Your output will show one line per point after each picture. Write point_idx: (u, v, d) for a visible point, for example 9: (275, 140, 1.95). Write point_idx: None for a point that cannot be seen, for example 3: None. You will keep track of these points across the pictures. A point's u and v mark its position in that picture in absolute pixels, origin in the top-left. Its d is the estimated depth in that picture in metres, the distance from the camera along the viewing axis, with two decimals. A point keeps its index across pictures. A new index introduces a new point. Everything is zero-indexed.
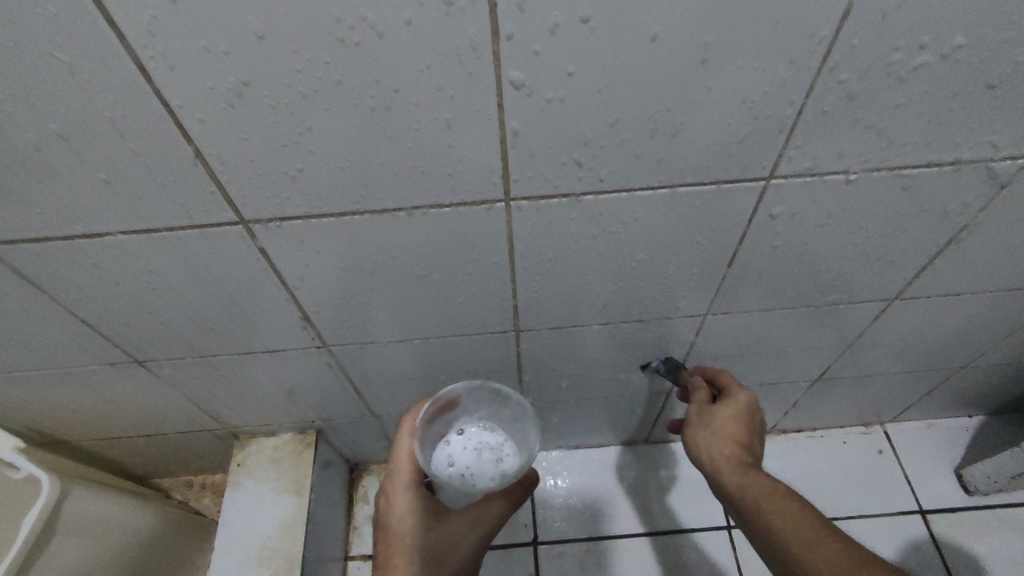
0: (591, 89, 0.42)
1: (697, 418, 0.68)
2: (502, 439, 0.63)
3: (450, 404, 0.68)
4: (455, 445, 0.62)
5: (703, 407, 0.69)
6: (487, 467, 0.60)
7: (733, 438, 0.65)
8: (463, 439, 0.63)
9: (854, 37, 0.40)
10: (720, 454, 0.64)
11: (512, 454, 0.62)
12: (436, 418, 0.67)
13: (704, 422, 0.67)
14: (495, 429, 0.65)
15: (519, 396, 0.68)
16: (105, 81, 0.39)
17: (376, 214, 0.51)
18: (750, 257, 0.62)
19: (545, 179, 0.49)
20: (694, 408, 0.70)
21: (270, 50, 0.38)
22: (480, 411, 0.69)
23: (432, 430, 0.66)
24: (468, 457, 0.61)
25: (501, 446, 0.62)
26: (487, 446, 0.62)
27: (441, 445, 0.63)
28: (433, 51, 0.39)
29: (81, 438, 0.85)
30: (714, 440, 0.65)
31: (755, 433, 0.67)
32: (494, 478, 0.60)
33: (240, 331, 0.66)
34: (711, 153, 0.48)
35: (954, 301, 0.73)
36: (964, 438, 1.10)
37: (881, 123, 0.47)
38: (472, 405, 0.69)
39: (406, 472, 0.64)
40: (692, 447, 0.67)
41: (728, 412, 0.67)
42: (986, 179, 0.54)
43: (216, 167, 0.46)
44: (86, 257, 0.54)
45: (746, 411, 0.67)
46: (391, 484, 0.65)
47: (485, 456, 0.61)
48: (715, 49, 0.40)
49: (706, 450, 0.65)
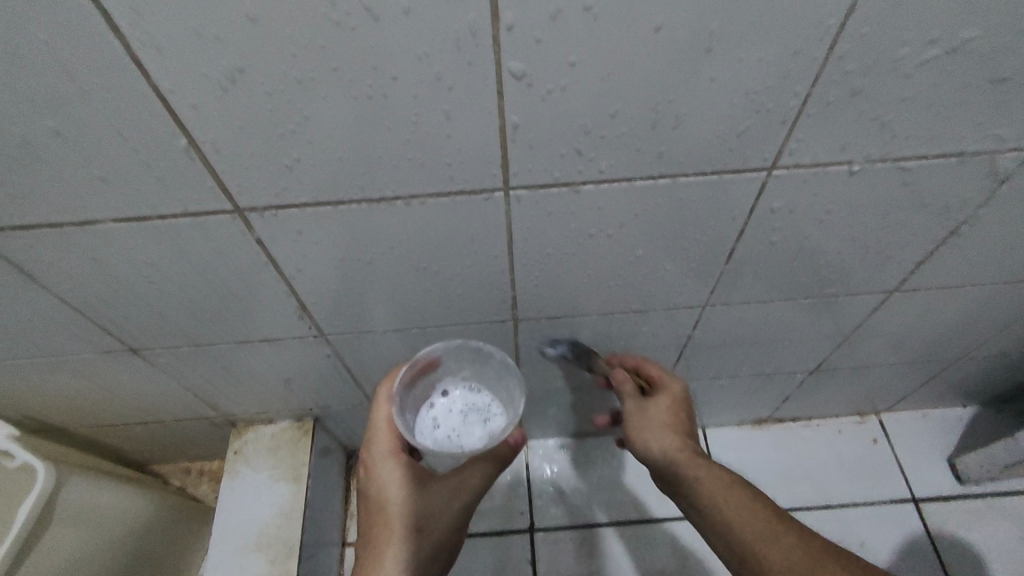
0: (592, 79, 0.41)
1: (637, 414, 0.69)
2: (488, 399, 0.64)
3: (429, 365, 0.65)
4: (441, 408, 0.63)
5: (639, 401, 0.70)
6: (475, 428, 0.60)
7: (672, 427, 0.67)
8: (447, 402, 0.63)
9: (861, 27, 0.40)
10: (671, 443, 0.65)
11: (499, 415, 0.62)
12: (417, 381, 0.64)
13: (649, 422, 0.68)
14: (480, 390, 0.65)
15: (503, 354, 0.64)
16: (91, 63, 0.38)
17: (373, 204, 0.50)
18: (750, 250, 0.61)
19: (545, 170, 0.48)
20: (629, 403, 0.70)
21: (263, 35, 0.37)
22: (463, 371, 0.66)
23: (412, 394, 0.64)
24: (454, 420, 0.62)
25: (487, 407, 0.63)
26: (473, 408, 0.62)
27: (425, 410, 0.63)
28: (431, 37, 0.38)
29: (78, 425, 0.85)
30: (661, 434, 0.66)
31: (688, 422, 0.69)
32: (482, 439, 0.59)
33: (236, 320, 0.66)
34: (712, 145, 0.48)
35: (952, 293, 0.73)
36: (957, 428, 1.11)
37: (886, 115, 0.46)
38: (455, 365, 0.66)
39: (387, 440, 0.63)
40: (639, 442, 0.68)
41: (667, 404, 0.69)
42: (989, 173, 0.54)
43: (210, 155, 0.45)
44: (77, 245, 0.53)
45: (679, 404, 0.69)
46: (372, 453, 0.63)
47: (472, 418, 0.61)
48: (720, 39, 0.39)
49: (652, 441, 0.66)
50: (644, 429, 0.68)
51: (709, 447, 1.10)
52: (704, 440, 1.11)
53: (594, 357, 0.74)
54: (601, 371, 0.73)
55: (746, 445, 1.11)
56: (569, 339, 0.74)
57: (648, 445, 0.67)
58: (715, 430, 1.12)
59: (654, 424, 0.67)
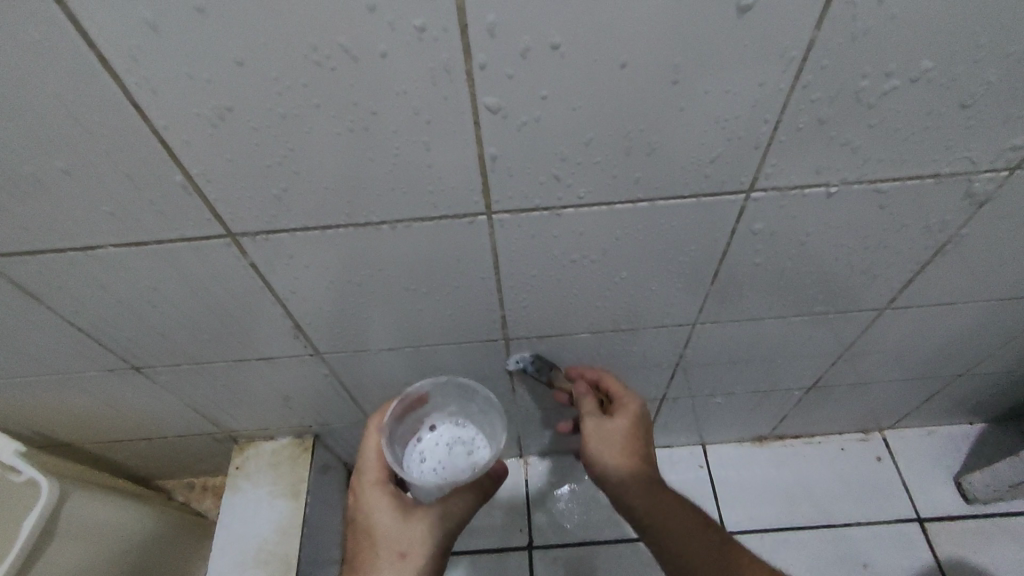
0: (565, 111, 0.43)
1: (593, 429, 0.70)
2: (473, 433, 0.66)
3: (418, 401, 0.68)
4: (428, 442, 0.65)
5: (596, 417, 0.71)
6: (459, 460, 0.63)
7: (624, 448, 0.69)
8: (434, 436, 0.66)
9: (823, 59, 0.41)
10: (620, 465, 0.68)
11: (482, 447, 0.64)
12: (406, 416, 0.67)
13: (602, 440, 0.69)
14: (465, 424, 0.67)
15: (487, 390, 0.67)
16: (90, 103, 0.40)
17: (361, 228, 0.52)
18: (735, 269, 0.62)
19: (525, 196, 0.50)
20: (586, 418, 0.72)
21: (248, 75, 0.39)
22: (449, 406, 0.69)
23: (401, 428, 0.67)
24: (440, 453, 0.64)
25: (471, 439, 0.65)
26: (458, 441, 0.65)
27: (413, 444, 0.65)
28: (408, 76, 0.40)
29: (84, 441, 0.88)
30: (610, 454, 0.69)
31: (643, 438, 0.71)
32: (466, 471, 0.61)
33: (234, 340, 0.68)
34: (688, 170, 0.49)
35: (945, 311, 0.73)
36: (963, 446, 1.09)
37: (857, 140, 0.47)
38: (442, 401, 0.69)
39: (375, 469, 0.64)
40: (594, 459, 0.70)
41: (623, 423, 0.70)
42: (966, 195, 0.54)
43: (203, 185, 0.47)
44: (80, 269, 0.55)
45: (636, 421, 0.71)
46: (361, 482, 0.64)
47: (457, 451, 0.64)
48: (686, 71, 0.41)
49: (606, 460, 0.69)
50: (599, 446, 0.69)
51: (710, 464, 1.10)
52: (704, 457, 1.11)
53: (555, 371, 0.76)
54: (560, 386, 0.76)
55: (746, 462, 1.10)
56: (530, 354, 0.74)
57: (601, 463, 0.69)
58: (716, 447, 1.12)
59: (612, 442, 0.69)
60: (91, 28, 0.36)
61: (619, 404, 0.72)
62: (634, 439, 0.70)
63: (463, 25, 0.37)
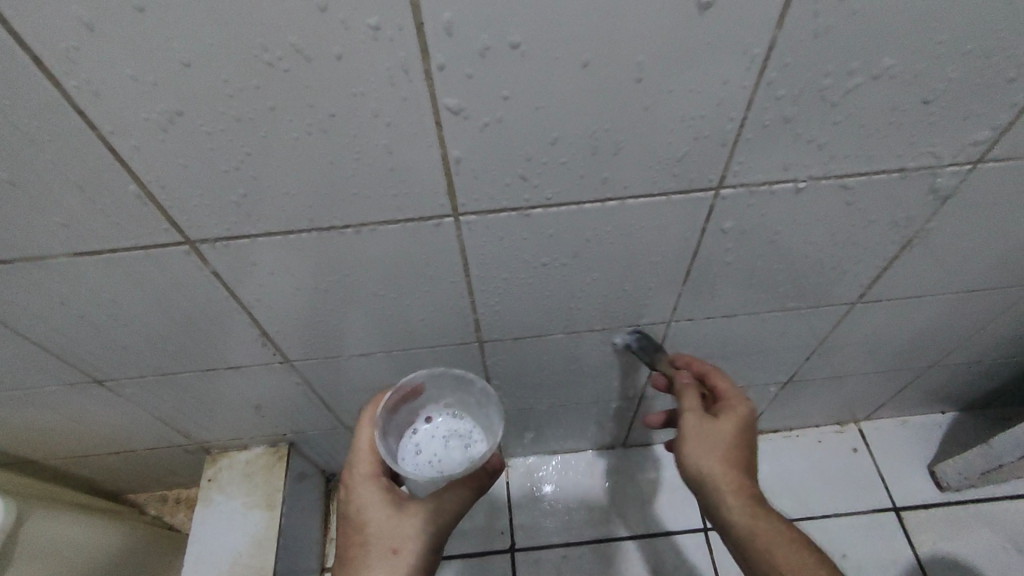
0: (527, 111, 0.42)
1: (696, 433, 0.61)
2: (470, 425, 0.62)
3: (413, 392, 0.63)
4: (424, 434, 0.61)
5: (701, 419, 0.61)
6: (456, 454, 0.59)
7: (730, 460, 0.60)
8: (431, 428, 0.62)
9: (785, 56, 0.41)
10: (726, 481, 0.59)
11: (480, 440, 0.60)
12: (400, 407, 0.62)
13: (708, 448, 0.60)
14: (463, 417, 0.63)
15: (484, 381, 0.62)
16: (29, 107, 0.38)
17: (324, 233, 0.51)
18: (708, 267, 0.62)
19: (491, 198, 0.49)
20: (687, 417, 0.62)
21: (196, 77, 0.38)
22: (445, 398, 0.64)
23: (395, 420, 0.62)
24: (436, 445, 0.60)
25: (468, 433, 0.61)
26: (455, 433, 0.61)
27: (409, 436, 0.62)
28: (365, 78, 0.39)
29: (47, 457, 0.85)
30: (716, 468, 0.60)
31: (750, 448, 0.62)
32: (462, 464, 0.58)
33: (199, 350, 0.66)
34: (656, 169, 0.48)
35: (914, 304, 0.74)
36: (936, 434, 1.11)
37: (822, 137, 0.47)
38: (437, 392, 0.64)
39: (368, 462, 0.62)
40: (690, 468, 0.61)
41: (730, 429, 0.61)
42: (930, 190, 0.55)
43: (157, 192, 0.46)
44: (30, 281, 0.53)
45: (747, 427, 0.62)
46: (353, 476, 0.62)
47: (453, 444, 0.60)
48: (649, 69, 0.40)
49: (706, 473, 0.60)
50: (700, 456, 0.60)
51: None
52: None
53: (660, 354, 0.71)
54: (662, 369, 0.69)
55: None
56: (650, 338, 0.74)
57: (699, 473, 0.60)
58: None
59: (720, 454, 0.60)
60: (25, 30, 0.34)
61: (725, 406, 0.63)
62: (741, 448, 0.61)
63: (418, 24, 0.36)
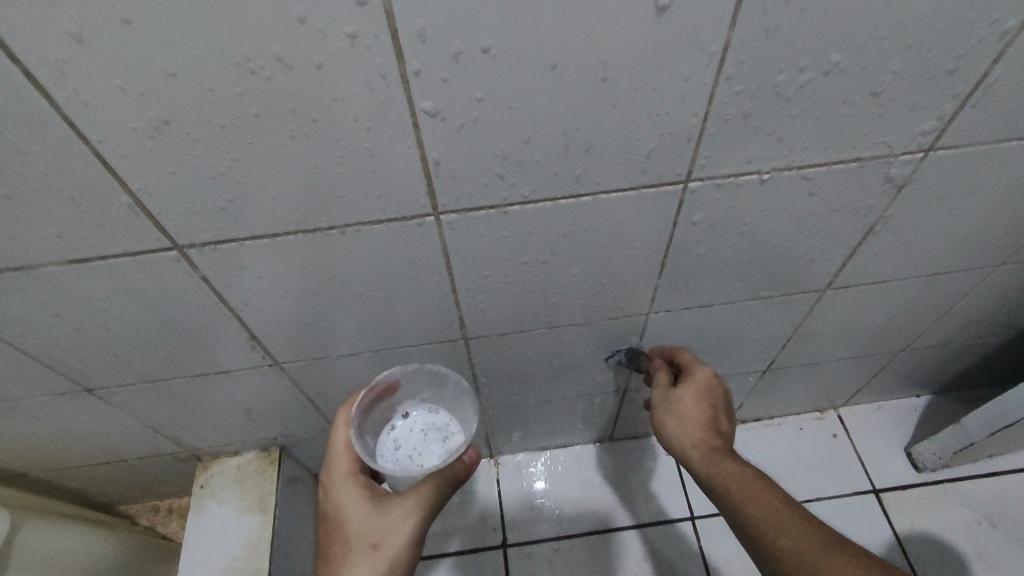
0: (501, 112, 0.44)
1: (660, 402, 0.68)
2: (447, 418, 0.64)
3: (388, 389, 0.64)
4: (400, 429, 0.63)
5: (666, 390, 0.68)
6: (434, 447, 0.61)
7: (697, 421, 0.64)
8: (408, 423, 0.64)
9: (740, 54, 0.43)
10: (692, 440, 0.64)
11: (457, 432, 0.62)
12: (376, 404, 0.64)
13: (672, 412, 0.66)
14: (438, 411, 0.65)
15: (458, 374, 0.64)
16: (18, 120, 0.40)
17: (309, 235, 0.52)
18: (682, 258, 0.64)
19: (469, 197, 0.51)
20: (656, 392, 0.69)
21: (182, 86, 0.39)
22: (422, 392, 0.66)
23: (371, 418, 0.64)
24: (414, 440, 0.62)
25: (445, 426, 0.63)
26: (432, 427, 0.63)
27: (386, 433, 0.63)
28: (346, 83, 0.41)
29: (37, 470, 0.85)
30: (682, 429, 0.64)
31: (719, 410, 0.66)
32: (441, 457, 0.60)
33: (189, 355, 0.67)
34: (625, 165, 0.51)
35: (881, 289, 0.77)
36: (911, 417, 1.15)
37: (781, 131, 0.50)
38: (414, 387, 0.66)
39: (345, 462, 0.63)
40: (662, 433, 0.67)
41: (692, 395, 0.66)
42: (886, 178, 0.58)
43: (145, 199, 0.47)
44: (19, 290, 0.54)
45: (711, 389, 0.67)
46: (332, 476, 0.63)
47: (431, 437, 0.62)
48: (614, 69, 0.43)
49: (675, 435, 0.65)
50: (667, 420, 0.66)
51: None
52: None
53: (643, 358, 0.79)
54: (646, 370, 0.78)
55: None
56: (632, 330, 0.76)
57: (669, 437, 0.66)
58: None
59: (683, 413, 0.65)
60: (17, 45, 0.36)
61: (687, 376, 0.68)
62: (708, 408, 0.65)
63: (393, 30, 0.38)
